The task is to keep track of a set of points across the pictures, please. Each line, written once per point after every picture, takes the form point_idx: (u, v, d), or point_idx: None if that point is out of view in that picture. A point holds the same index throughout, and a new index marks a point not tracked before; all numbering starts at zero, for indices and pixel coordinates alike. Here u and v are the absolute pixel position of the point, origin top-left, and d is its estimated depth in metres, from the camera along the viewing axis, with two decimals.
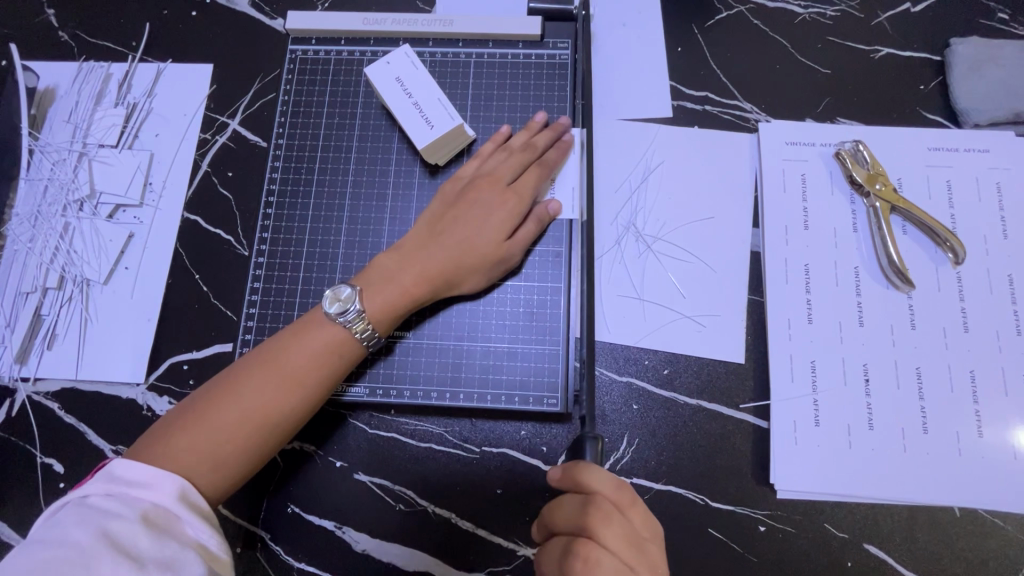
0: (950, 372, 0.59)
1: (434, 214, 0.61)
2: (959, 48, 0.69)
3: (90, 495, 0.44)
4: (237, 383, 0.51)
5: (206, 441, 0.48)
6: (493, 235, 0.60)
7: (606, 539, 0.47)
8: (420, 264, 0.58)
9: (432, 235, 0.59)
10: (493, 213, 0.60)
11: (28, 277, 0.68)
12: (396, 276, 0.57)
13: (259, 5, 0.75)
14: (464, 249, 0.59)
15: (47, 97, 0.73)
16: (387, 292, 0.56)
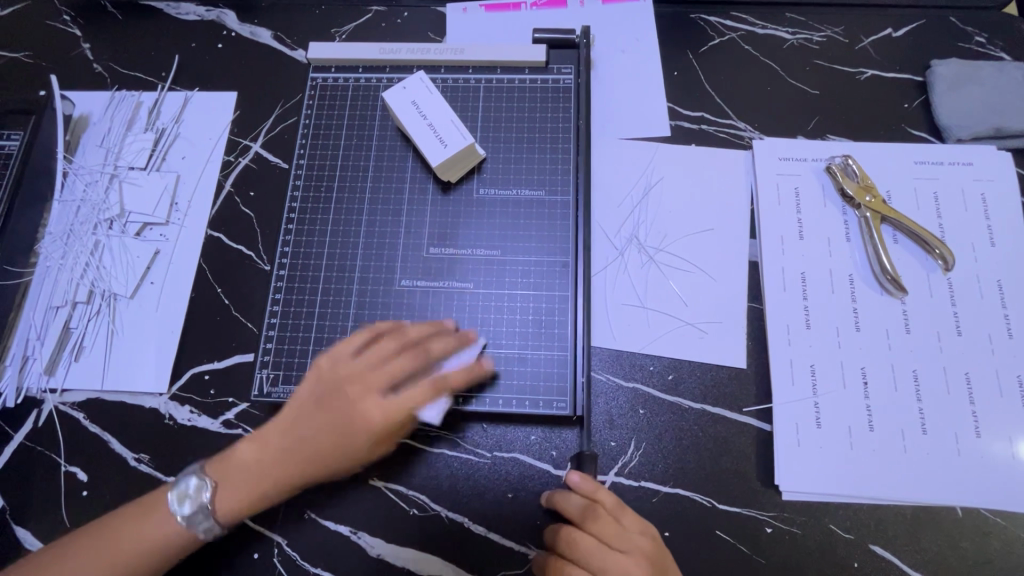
0: (945, 375, 0.62)
1: (374, 324, 0.61)
2: (939, 69, 0.73)
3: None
4: (136, 541, 0.52)
5: (115, 563, 0.51)
6: (359, 424, 0.55)
7: (592, 529, 0.54)
8: (276, 467, 0.55)
9: (376, 355, 0.58)
10: (362, 397, 0.56)
11: (59, 291, 0.71)
12: (251, 471, 0.55)
13: (281, 37, 0.81)
14: (340, 434, 0.55)
15: (81, 124, 0.78)
16: (235, 495, 0.54)
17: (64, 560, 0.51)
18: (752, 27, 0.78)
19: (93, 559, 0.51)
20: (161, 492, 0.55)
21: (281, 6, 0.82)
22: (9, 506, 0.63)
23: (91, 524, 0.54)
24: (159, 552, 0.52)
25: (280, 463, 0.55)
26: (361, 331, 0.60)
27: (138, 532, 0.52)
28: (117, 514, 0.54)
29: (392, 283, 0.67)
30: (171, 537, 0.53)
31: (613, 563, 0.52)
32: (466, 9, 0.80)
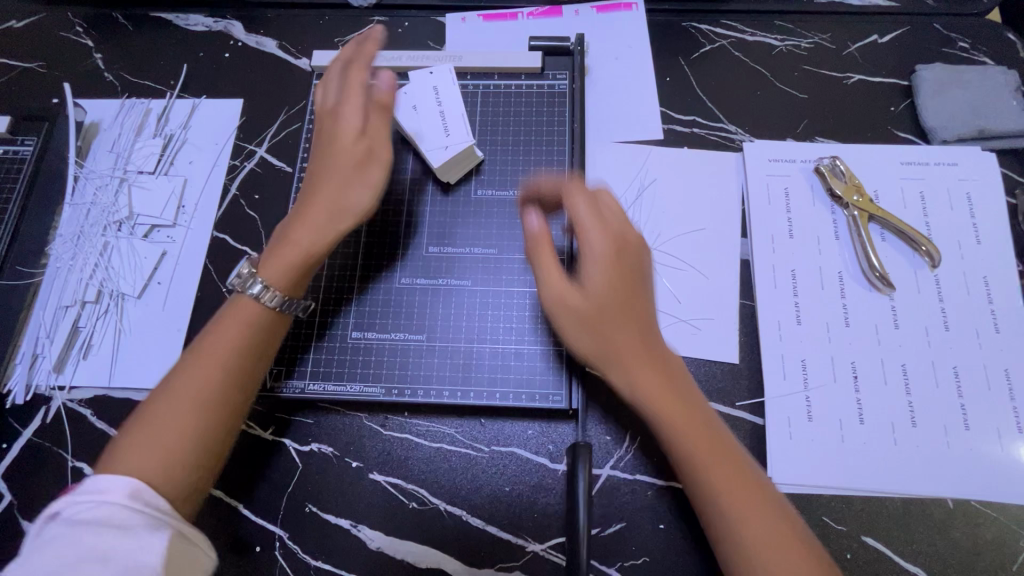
0: (934, 369, 0.63)
1: (349, 80, 0.63)
2: (924, 73, 0.75)
3: (54, 510, 0.44)
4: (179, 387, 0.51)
5: (169, 429, 0.49)
6: (358, 179, 0.61)
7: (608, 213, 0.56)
8: (303, 222, 0.59)
9: (357, 93, 0.62)
10: (347, 157, 0.61)
11: (68, 291, 0.73)
12: (286, 247, 0.58)
13: (285, 47, 0.83)
14: (340, 196, 0.60)
15: (92, 130, 0.80)
16: (282, 265, 0.57)
17: (128, 455, 0.48)
18: (741, 34, 0.80)
19: (183, 405, 0.50)
20: (233, 301, 0.57)
21: (286, 17, 0.85)
22: (16, 501, 0.65)
23: (135, 410, 0.51)
24: (238, 346, 0.54)
25: (320, 229, 0.59)
26: (350, 93, 0.62)
27: (219, 338, 0.54)
28: (138, 426, 0.49)
29: (392, 281, 0.68)
30: (248, 336, 0.55)
31: (595, 240, 0.54)
32: (465, 18, 0.83)
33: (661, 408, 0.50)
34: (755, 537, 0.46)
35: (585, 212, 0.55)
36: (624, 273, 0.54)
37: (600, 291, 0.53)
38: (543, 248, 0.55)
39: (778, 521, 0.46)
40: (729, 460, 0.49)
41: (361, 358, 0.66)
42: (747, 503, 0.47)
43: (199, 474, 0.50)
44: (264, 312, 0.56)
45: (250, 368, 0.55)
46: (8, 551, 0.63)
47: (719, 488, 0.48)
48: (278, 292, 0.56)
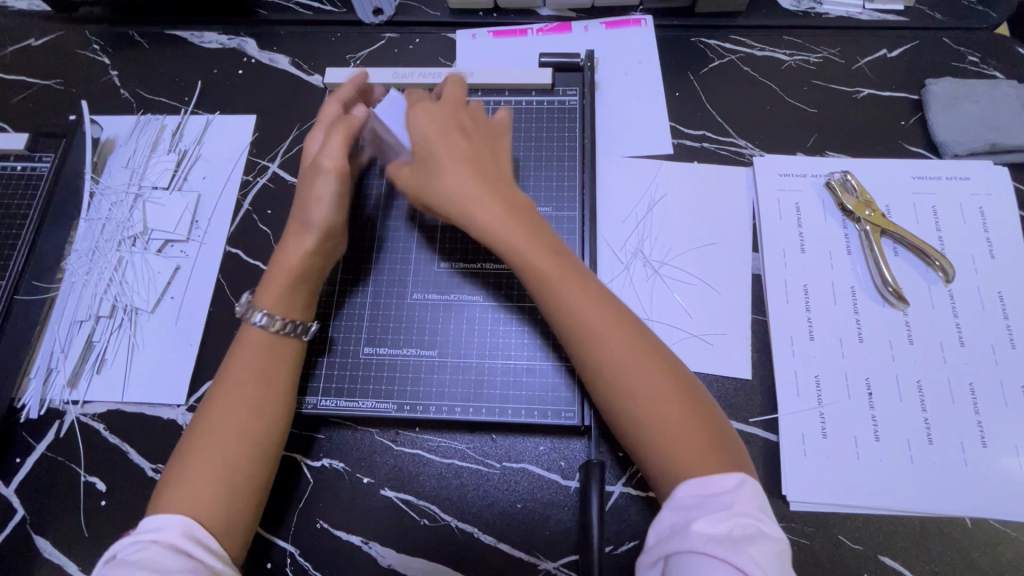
0: (949, 385, 0.62)
1: (323, 114, 0.67)
2: (934, 87, 0.75)
3: (114, 554, 0.47)
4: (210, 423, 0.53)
5: (206, 467, 0.51)
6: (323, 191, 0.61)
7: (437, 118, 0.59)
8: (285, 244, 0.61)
9: (325, 124, 0.66)
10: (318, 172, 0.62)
11: (83, 306, 0.74)
12: (272, 271, 0.61)
13: (298, 63, 0.84)
14: (305, 213, 0.61)
15: (108, 146, 0.81)
16: (271, 287, 0.59)
17: (165, 496, 0.50)
18: (750, 49, 0.81)
19: (210, 441, 0.52)
20: (243, 332, 0.58)
21: (299, 34, 0.86)
22: (29, 515, 0.65)
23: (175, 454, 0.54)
24: (252, 375, 0.56)
25: (297, 242, 0.61)
26: (316, 126, 0.67)
27: (236, 371, 0.56)
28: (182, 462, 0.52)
29: (404, 297, 0.69)
30: (263, 363, 0.57)
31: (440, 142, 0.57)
32: (475, 34, 0.84)
33: (579, 318, 0.52)
34: (665, 420, 0.48)
35: (439, 142, 0.57)
36: (470, 142, 0.58)
37: (464, 159, 0.56)
38: (428, 166, 0.57)
39: (695, 419, 0.49)
40: (657, 362, 0.50)
41: (373, 373, 0.66)
42: (662, 402, 0.49)
43: (237, 506, 0.51)
44: (278, 339, 0.58)
45: (273, 395, 0.56)
46: (20, 566, 0.63)
47: (634, 382, 0.50)
48: (278, 316, 0.58)
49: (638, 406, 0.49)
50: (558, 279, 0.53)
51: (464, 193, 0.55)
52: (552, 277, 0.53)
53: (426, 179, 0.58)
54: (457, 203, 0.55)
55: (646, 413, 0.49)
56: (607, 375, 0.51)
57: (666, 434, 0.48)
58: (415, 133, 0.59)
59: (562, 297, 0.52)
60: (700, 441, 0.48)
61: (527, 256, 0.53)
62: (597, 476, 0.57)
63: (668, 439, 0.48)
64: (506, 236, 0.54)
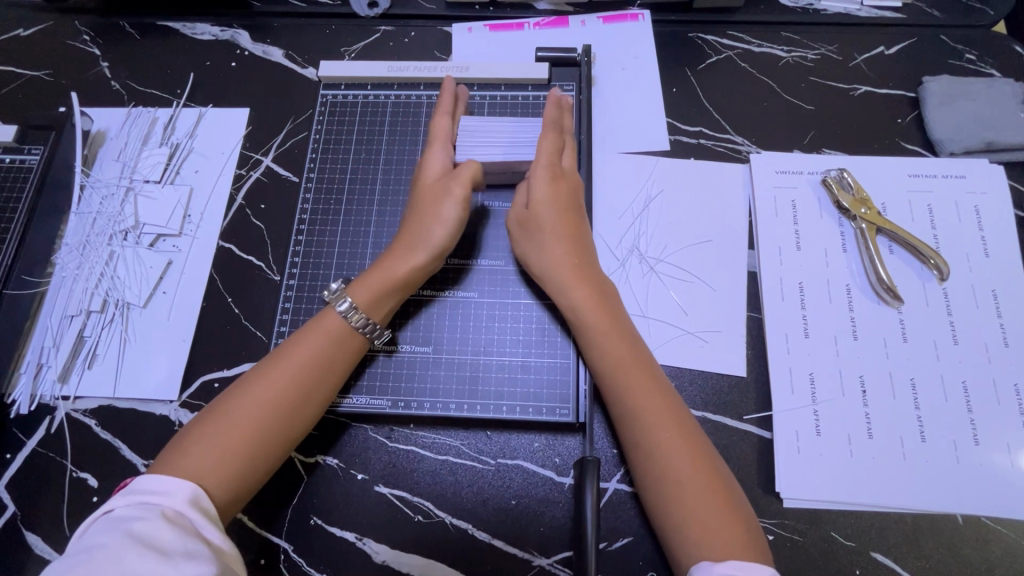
0: (943, 383, 0.63)
1: (435, 129, 0.66)
2: (931, 85, 0.75)
3: (114, 510, 0.47)
4: (254, 394, 0.54)
5: (232, 434, 0.52)
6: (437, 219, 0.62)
7: (548, 185, 0.62)
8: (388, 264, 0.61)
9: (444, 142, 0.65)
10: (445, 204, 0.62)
11: (74, 301, 0.73)
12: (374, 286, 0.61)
13: (292, 56, 0.83)
14: (416, 240, 0.62)
15: (99, 139, 0.80)
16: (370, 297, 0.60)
17: (190, 455, 0.51)
18: (748, 45, 0.80)
19: (252, 409, 0.54)
20: (324, 314, 0.60)
21: (293, 26, 0.85)
22: (19, 511, 0.64)
23: (211, 407, 0.55)
24: (314, 361, 0.57)
25: (404, 263, 0.61)
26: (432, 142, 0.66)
27: (300, 351, 0.57)
28: (214, 420, 0.53)
29: None
30: (326, 350, 0.58)
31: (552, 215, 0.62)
32: (471, 28, 0.83)
33: (640, 398, 0.54)
34: (695, 503, 0.50)
35: (553, 215, 0.62)
36: (578, 223, 0.63)
37: (568, 238, 0.61)
38: (535, 236, 0.62)
39: (721, 504, 0.50)
40: (697, 454, 0.52)
41: (368, 370, 0.65)
42: (697, 486, 0.50)
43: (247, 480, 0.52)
44: (351, 331, 0.59)
45: (321, 387, 0.57)
46: (10, 563, 0.63)
47: (675, 461, 0.51)
48: (362, 312, 0.59)
49: (678, 491, 0.51)
50: (624, 358, 0.56)
51: (568, 270, 0.60)
52: (619, 358, 0.57)
53: (535, 248, 0.62)
54: (556, 277, 0.60)
55: (679, 498, 0.50)
56: (653, 451, 0.52)
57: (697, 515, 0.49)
58: (532, 197, 0.62)
59: (626, 380, 0.56)
60: (724, 525, 0.49)
61: (596, 335, 0.58)
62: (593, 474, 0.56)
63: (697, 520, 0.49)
64: (586, 313, 0.58)
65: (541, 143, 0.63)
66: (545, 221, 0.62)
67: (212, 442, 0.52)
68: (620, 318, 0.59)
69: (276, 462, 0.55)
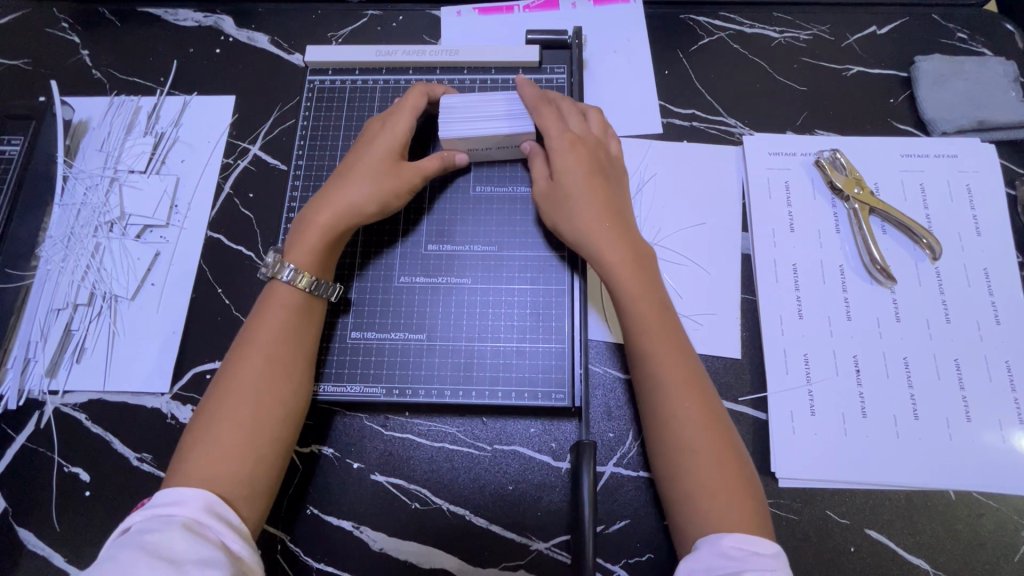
0: (935, 361, 0.63)
1: (406, 101, 0.66)
2: (923, 65, 0.75)
3: (129, 527, 0.46)
4: (231, 384, 0.54)
5: (224, 427, 0.52)
6: (368, 183, 0.62)
7: (577, 149, 0.62)
8: (318, 218, 0.61)
9: (409, 113, 0.65)
10: (379, 168, 0.63)
11: (60, 294, 0.72)
12: (307, 239, 0.60)
13: (278, 42, 0.82)
14: (345, 199, 0.61)
15: (81, 129, 0.79)
16: (304, 251, 0.60)
17: (192, 461, 0.50)
18: (740, 26, 0.79)
19: (237, 399, 0.53)
20: (270, 289, 0.59)
21: (278, 11, 0.83)
22: (10, 507, 0.64)
23: (197, 412, 0.54)
24: (280, 337, 0.57)
25: (337, 226, 0.61)
26: (399, 109, 0.66)
27: (263, 330, 0.57)
28: (205, 421, 0.53)
29: (391, 280, 0.67)
30: (288, 324, 0.58)
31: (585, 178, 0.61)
32: (461, 12, 0.82)
33: (655, 364, 0.54)
34: (706, 471, 0.50)
35: (583, 181, 0.61)
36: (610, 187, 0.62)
37: (595, 203, 0.60)
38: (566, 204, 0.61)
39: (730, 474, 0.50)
40: (707, 419, 0.52)
41: (361, 357, 0.65)
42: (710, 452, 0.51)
43: (259, 469, 0.52)
44: (302, 295, 0.59)
45: (298, 359, 0.57)
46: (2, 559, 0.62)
47: (692, 425, 0.52)
48: (309, 275, 0.59)
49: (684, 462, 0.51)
50: (645, 321, 0.56)
51: (596, 236, 0.59)
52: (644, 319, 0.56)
53: (566, 215, 0.61)
54: (586, 243, 0.59)
55: (696, 473, 0.50)
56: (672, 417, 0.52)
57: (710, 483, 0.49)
58: (563, 163, 0.62)
59: (651, 348, 0.55)
60: (733, 493, 0.49)
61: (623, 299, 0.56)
62: (589, 458, 0.56)
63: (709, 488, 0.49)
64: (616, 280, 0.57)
65: (543, 114, 0.64)
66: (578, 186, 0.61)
67: (207, 442, 0.51)
68: (651, 279, 0.58)
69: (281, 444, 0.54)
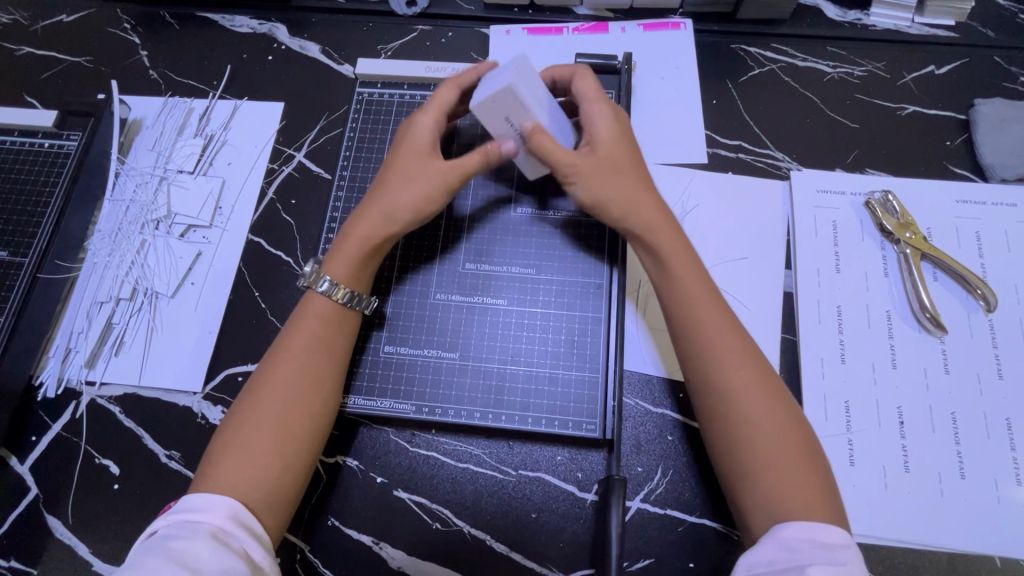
0: (985, 418, 0.60)
1: (434, 99, 0.64)
2: (983, 108, 0.73)
3: (156, 530, 0.47)
4: (261, 390, 0.54)
5: (252, 434, 0.52)
6: (406, 190, 0.60)
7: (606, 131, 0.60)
8: (358, 232, 0.60)
9: (436, 112, 0.64)
10: (415, 175, 0.61)
11: (104, 287, 0.73)
12: (347, 251, 0.60)
13: (329, 52, 0.83)
14: (384, 211, 0.60)
15: (135, 127, 0.81)
16: (349, 259, 0.60)
17: (220, 466, 0.51)
18: (792, 59, 0.78)
19: (268, 407, 0.54)
20: (306, 299, 0.60)
21: (331, 22, 0.85)
22: (42, 494, 0.65)
23: (228, 416, 0.55)
24: (313, 347, 0.57)
25: (376, 234, 0.60)
26: (428, 110, 0.64)
27: (298, 339, 0.57)
28: (234, 427, 0.53)
29: (426, 296, 0.67)
30: (322, 335, 0.58)
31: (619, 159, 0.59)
32: (510, 31, 0.82)
33: (719, 360, 0.51)
34: (777, 472, 0.47)
35: (624, 173, 0.59)
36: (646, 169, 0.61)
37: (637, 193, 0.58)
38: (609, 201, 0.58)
39: (803, 457, 0.47)
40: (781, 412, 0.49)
41: (393, 372, 0.64)
42: (783, 439, 0.48)
43: (287, 478, 0.52)
44: (336, 308, 0.59)
45: (333, 360, 0.58)
46: (30, 546, 0.63)
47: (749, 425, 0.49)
48: (346, 288, 0.59)
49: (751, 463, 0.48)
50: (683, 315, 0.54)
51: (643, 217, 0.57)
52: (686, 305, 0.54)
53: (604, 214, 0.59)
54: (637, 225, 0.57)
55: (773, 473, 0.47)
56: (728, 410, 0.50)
57: (781, 472, 0.47)
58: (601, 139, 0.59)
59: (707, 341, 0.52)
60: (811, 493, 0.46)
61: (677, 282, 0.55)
62: (620, 493, 0.55)
63: (781, 480, 0.46)
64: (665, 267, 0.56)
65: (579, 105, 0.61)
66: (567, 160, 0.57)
67: (236, 448, 0.52)
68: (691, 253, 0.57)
69: (308, 454, 0.55)
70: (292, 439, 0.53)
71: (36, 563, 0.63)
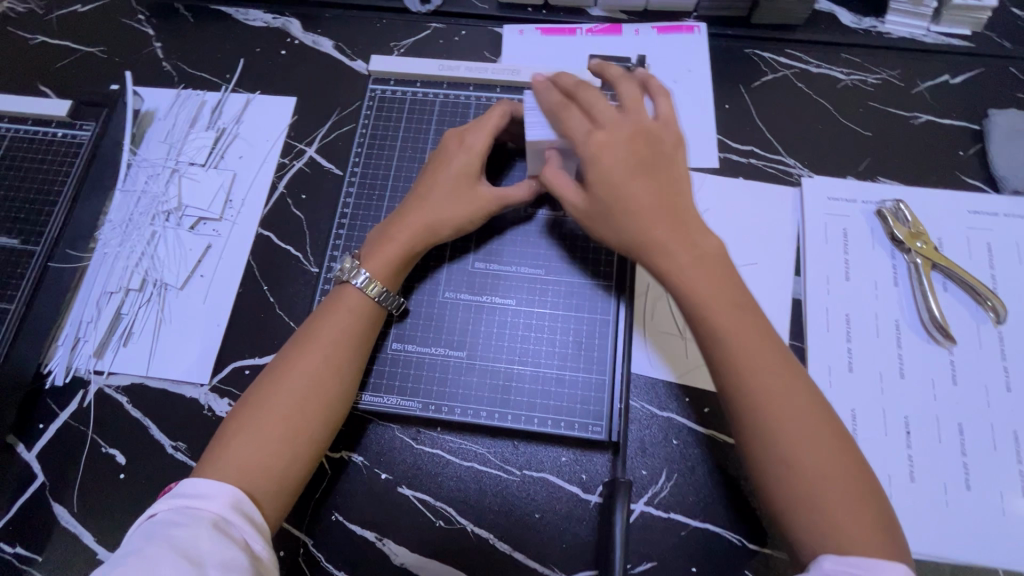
0: (992, 430, 0.60)
1: (488, 117, 0.65)
2: (997, 119, 0.72)
3: (156, 515, 0.47)
4: (279, 379, 0.55)
5: (264, 421, 0.52)
6: (455, 207, 0.62)
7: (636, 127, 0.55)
8: (403, 237, 0.61)
9: (490, 131, 0.64)
10: (462, 192, 0.63)
11: (114, 278, 0.74)
12: (391, 251, 0.61)
13: (342, 48, 0.83)
14: (430, 222, 0.62)
15: (147, 118, 0.81)
16: (392, 262, 0.61)
17: (229, 449, 0.51)
18: (805, 65, 0.78)
19: (285, 396, 0.54)
20: (339, 290, 0.60)
21: (344, 18, 0.85)
22: (48, 482, 0.65)
23: (243, 400, 0.55)
24: (335, 340, 0.57)
25: (421, 245, 0.62)
26: (481, 125, 0.65)
27: (321, 331, 0.57)
28: (247, 411, 0.53)
29: (435, 294, 0.67)
30: (345, 329, 0.58)
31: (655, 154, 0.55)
32: (523, 31, 0.82)
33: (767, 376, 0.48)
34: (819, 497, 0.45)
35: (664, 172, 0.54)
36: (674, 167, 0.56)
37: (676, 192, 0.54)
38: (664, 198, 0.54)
39: (850, 481, 0.45)
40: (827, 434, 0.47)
41: (400, 369, 0.65)
42: (827, 459, 0.46)
43: (292, 471, 0.52)
44: (365, 303, 0.59)
45: (352, 357, 0.58)
46: (35, 533, 0.64)
47: (799, 449, 0.46)
48: (381, 285, 0.60)
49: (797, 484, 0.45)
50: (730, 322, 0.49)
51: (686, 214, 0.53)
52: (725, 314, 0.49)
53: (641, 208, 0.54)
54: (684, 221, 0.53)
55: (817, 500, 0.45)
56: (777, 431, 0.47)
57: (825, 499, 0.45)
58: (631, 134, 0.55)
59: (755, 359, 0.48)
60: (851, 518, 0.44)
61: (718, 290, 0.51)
62: (624, 494, 0.55)
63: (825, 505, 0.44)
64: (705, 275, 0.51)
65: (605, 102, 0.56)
66: (604, 117, 0.56)
67: (246, 433, 0.52)
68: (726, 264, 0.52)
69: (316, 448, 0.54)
70: (302, 431, 0.53)
71: (41, 550, 0.63)
